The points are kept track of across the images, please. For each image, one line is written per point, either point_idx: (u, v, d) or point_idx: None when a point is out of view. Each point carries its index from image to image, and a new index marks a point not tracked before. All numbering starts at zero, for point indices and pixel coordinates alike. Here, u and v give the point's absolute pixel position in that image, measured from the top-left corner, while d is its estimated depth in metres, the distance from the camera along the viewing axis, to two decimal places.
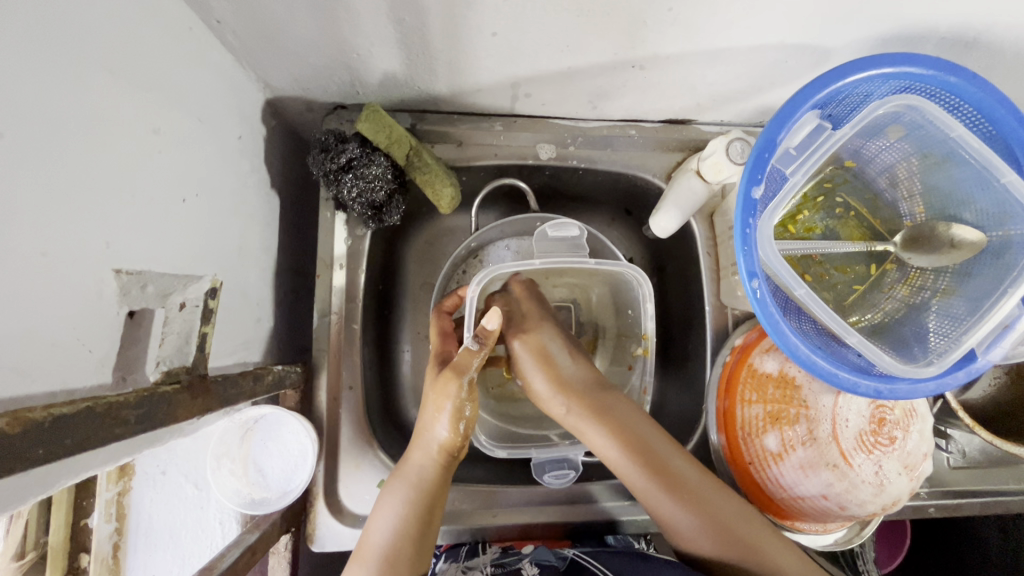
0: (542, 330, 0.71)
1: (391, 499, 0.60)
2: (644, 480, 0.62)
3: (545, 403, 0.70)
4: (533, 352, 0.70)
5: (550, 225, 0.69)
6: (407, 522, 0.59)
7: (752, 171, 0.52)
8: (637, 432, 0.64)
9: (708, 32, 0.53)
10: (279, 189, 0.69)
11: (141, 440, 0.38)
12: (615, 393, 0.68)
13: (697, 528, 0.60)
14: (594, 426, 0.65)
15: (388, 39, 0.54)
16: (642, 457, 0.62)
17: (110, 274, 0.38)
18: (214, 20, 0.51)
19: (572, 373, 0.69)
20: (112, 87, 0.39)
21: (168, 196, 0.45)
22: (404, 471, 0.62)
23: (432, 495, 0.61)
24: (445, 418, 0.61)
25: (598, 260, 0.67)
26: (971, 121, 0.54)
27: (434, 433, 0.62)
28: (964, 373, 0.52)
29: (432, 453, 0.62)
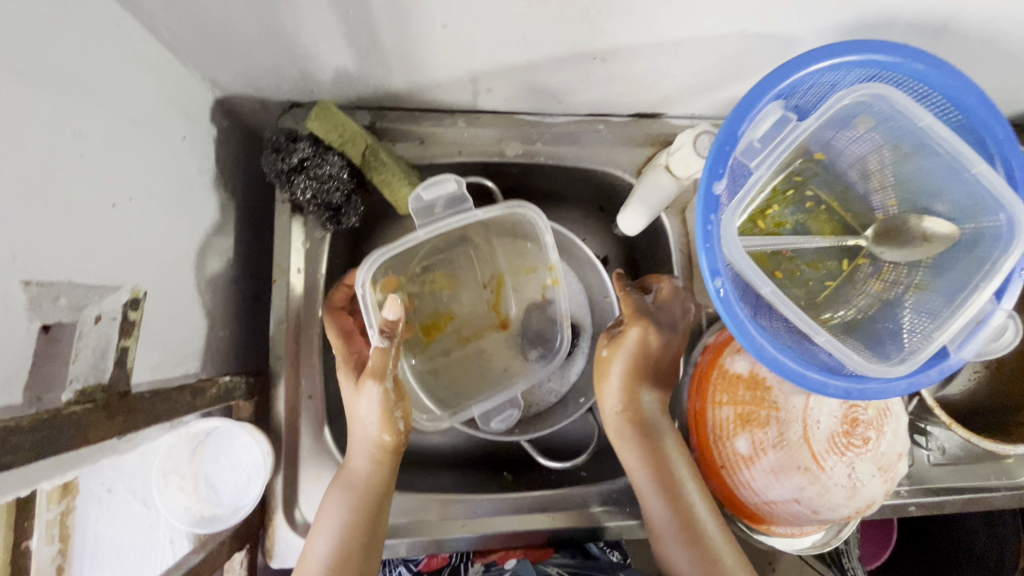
0: (664, 341, 0.64)
1: (335, 506, 0.59)
2: (661, 503, 0.61)
3: (603, 398, 0.65)
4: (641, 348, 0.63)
5: (423, 187, 0.62)
6: (353, 528, 0.57)
7: (713, 165, 0.50)
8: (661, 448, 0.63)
9: (668, 20, 0.51)
10: (233, 192, 0.66)
11: (54, 464, 0.36)
12: (666, 420, 0.65)
13: (685, 552, 0.59)
14: (629, 441, 0.63)
15: (335, 33, 0.52)
16: (660, 472, 0.62)
17: (17, 287, 0.35)
18: (146, 15, 0.48)
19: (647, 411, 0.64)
20: (21, 87, 0.36)
21: (92, 202, 0.43)
22: (345, 475, 0.61)
23: (379, 498, 0.60)
24: (377, 424, 0.59)
25: (486, 210, 0.63)
26: (941, 110, 0.52)
27: (369, 436, 0.59)
28: (937, 371, 0.51)
29: (371, 455, 0.60)
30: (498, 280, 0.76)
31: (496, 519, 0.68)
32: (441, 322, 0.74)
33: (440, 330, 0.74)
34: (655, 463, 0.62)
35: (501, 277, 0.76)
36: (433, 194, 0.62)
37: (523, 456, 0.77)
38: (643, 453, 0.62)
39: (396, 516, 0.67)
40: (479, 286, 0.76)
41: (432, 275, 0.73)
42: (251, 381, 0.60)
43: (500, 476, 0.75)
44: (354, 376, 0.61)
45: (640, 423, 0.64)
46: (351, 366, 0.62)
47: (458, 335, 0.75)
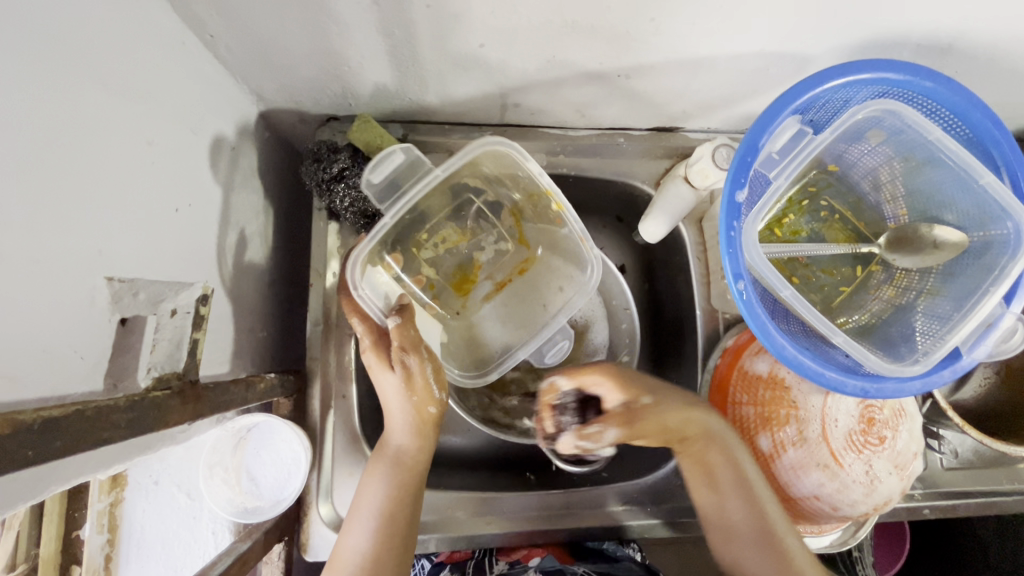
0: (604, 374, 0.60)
1: (376, 483, 0.61)
2: (738, 508, 0.56)
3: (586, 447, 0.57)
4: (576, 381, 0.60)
5: (371, 167, 0.59)
6: (394, 505, 0.59)
7: (735, 175, 0.53)
8: (668, 428, 0.57)
9: (691, 40, 0.54)
10: (273, 200, 0.70)
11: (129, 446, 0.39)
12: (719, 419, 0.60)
13: (760, 554, 0.55)
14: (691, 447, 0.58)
15: (379, 52, 0.55)
16: (733, 465, 0.57)
17: (102, 281, 0.39)
18: (207, 35, 0.52)
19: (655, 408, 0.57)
20: (108, 101, 0.40)
21: (160, 207, 0.46)
22: (387, 451, 0.62)
23: (419, 475, 0.62)
24: (416, 400, 0.61)
25: (450, 158, 0.60)
26: (949, 125, 0.56)
27: (404, 410, 0.61)
28: (950, 372, 0.53)
29: (413, 430, 0.62)
30: (513, 213, 0.71)
31: (520, 517, 0.70)
32: (470, 273, 0.73)
33: (472, 282, 0.73)
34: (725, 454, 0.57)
35: (513, 209, 0.71)
36: (383, 173, 0.60)
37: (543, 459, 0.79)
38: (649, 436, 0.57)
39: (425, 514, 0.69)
40: (496, 228, 0.72)
41: (442, 235, 0.70)
42: (291, 379, 0.63)
43: (524, 477, 0.77)
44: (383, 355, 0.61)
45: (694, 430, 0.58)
46: (379, 344, 0.61)
47: (493, 281, 0.74)
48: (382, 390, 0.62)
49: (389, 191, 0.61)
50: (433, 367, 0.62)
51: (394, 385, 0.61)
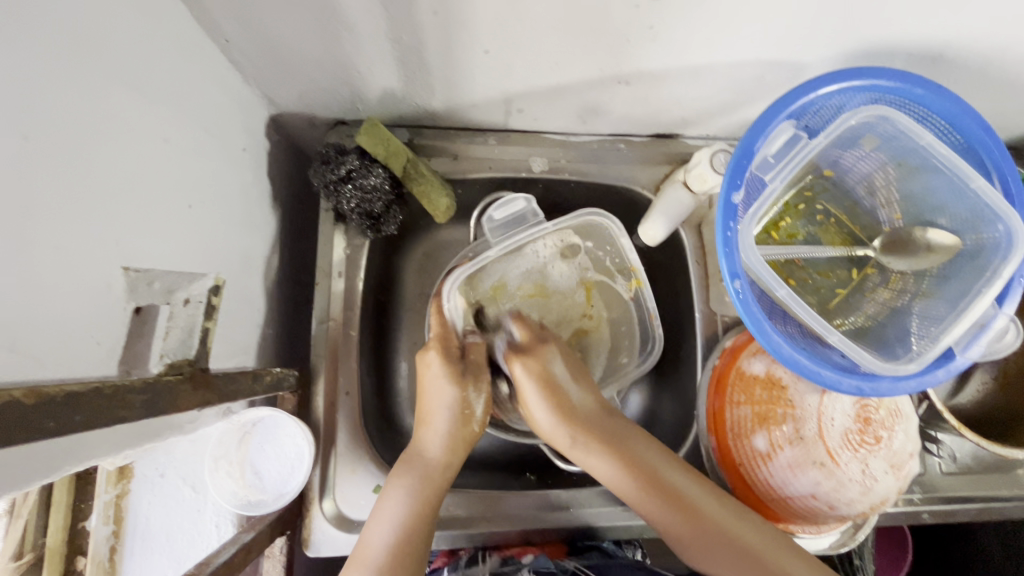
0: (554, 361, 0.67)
1: (401, 491, 0.62)
2: (638, 492, 0.61)
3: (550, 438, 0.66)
4: (535, 375, 0.65)
5: (495, 209, 0.72)
6: (415, 516, 0.61)
7: (731, 177, 0.55)
8: (636, 456, 0.62)
9: (690, 48, 0.56)
10: (281, 201, 0.71)
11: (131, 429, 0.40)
12: (619, 416, 0.65)
13: (677, 520, 0.60)
14: (595, 456, 0.63)
15: (387, 57, 0.57)
16: (633, 470, 0.61)
17: (119, 271, 0.40)
18: (223, 39, 0.54)
19: (576, 400, 0.65)
20: (129, 99, 0.42)
21: (174, 202, 0.48)
22: (416, 460, 0.64)
23: (437, 486, 0.64)
24: (468, 413, 0.66)
25: (554, 222, 0.69)
26: (941, 131, 0.57)
27: (444, 425, 0.65)
28: (944, 371, 0.54)
29: (449, 445, 0.65)
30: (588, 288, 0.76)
31: (521, 516, 0.71)
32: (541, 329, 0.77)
33: None
34: (625, 462, 0.62)
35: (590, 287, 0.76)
36: (505, 213, 0.71)
37: (543, 459, 0.80)
38: (619, 468, 0.62)
39: None
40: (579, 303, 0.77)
41: (520, 287, 0.75)
42: (296, 375, 0.64)
43: (524, 477, 0.78)
44: (445, 362, 0.66)
45: (601, 434, 0.63)
46: (445, 346, 0.67)
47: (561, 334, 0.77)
48: (434, 395, 0.66)
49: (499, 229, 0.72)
50: (485, 394, 0.67)
51: (452, 396, 0.65)
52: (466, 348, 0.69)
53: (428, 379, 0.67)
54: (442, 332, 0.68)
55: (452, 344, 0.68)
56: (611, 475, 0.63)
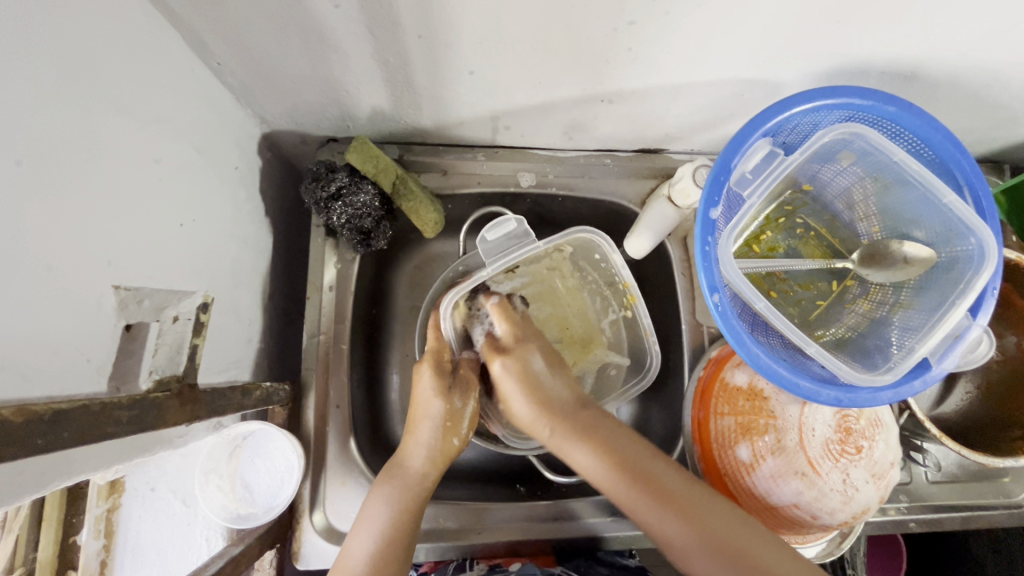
0: (530, 358, 0.67)
1: (381, 501, 0.63)
2: (633, 496, 0.60)
3: (528, 428, 0.67)
4: (519, 374, 0.65)
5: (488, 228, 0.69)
6: (396, 526, 0.61)
7: (709, 194, 0.56)
8: (619, 450, 0.62)
9: (668, 68, 0.58)
10: (273, 217, 0.73)
11: (119, 444, 0.41)
12: (594, 409, 0.66)
13: (676, 524, 0.58)
14: (575, 445, 0.63)
15: (375, 78, 0.59)
16: (627, 477, 0.61)
17: (109, 289, 0.41)
18: (214, 62, 0.55)
19: (554, 393, 0.66)
20: (120, 123, 0.43)
21: (166, 221, 0.49)
22: (398, 473, 0.65)
23: (419, 500, 0.64)
24: (451, 426, 0.66)
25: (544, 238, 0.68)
26: (914, 147, 0.59)
27: (426, 439, 0.65)
28: (920, 382, 0.55)
29: (431, 459, 0.65)
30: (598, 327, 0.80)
31: (510, 527, 0.71)
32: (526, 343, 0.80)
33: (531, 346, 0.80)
34: (620, 468, 0.61)
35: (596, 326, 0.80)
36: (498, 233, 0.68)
37: (533, 470, 0.80)
38: (599, 460, 0.62)
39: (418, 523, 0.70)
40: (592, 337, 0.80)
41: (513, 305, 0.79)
42: (287, 389, 0.65)
43: (514, 489, 0.78)
44: (437, 369, 0.66)
45: (585, 438, 0.63)
46: (438, 357, 0.67)
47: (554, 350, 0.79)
48: (421, 406, 0.66)
49: (494, 249, 0.69)
50: (473, 408, 0.68)
51: (438, 408, 0.65)
52: (457, 366, 0.70)
53: (415, 391, 0.67)
54: (436, 346, 0.68)
55: (444, 360, 0.68)
56: (595, 471, 0.62)
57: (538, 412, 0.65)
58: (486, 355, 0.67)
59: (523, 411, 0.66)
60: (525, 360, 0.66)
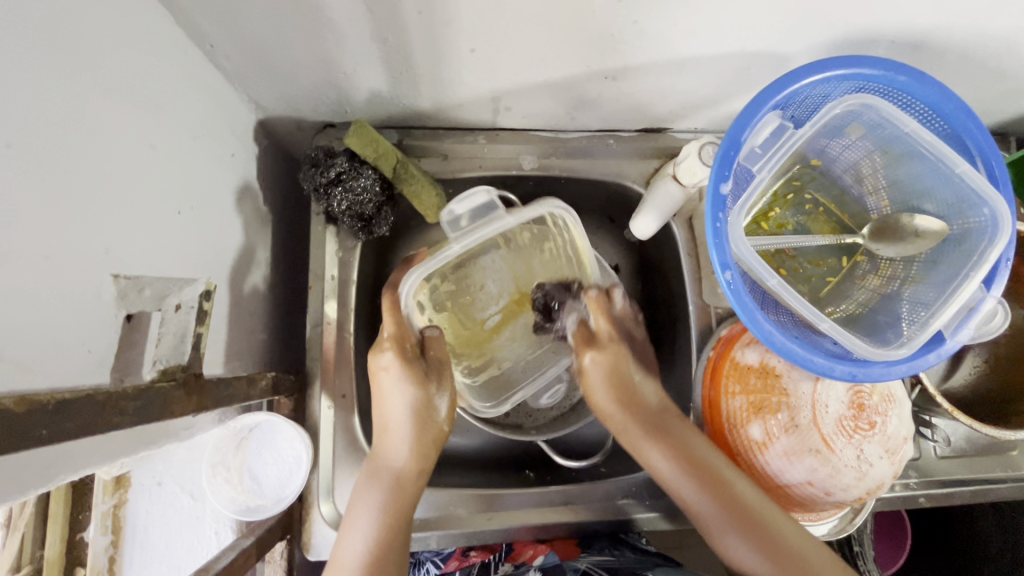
0: (623, 355, 0.68)
1: (366, 509, 0.62)
2: (704, 500, 0.61)
3: (606, 419, 0.69)
4: (608, 365, 0.67)
5: (456, 201, 0.66)
6: (385, 533, 0.61)
7: (719, 169, 0.55)
8: (698, 454, 0.63)
9: (674, 42, 0.56)
10: (272, 206, 0.71)
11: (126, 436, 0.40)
12: (674, 413, 0.67)
13: (736, 534, 0.59)
14: (652, 443, 0.65)
15: (373, 58, 0.57)
16: (702, 484, 0.61)
17: (109, 278, 0.40)
18: (207, 44, 0.53)
19: (644, 392, 0.68)
20: (114, 107, 0.42)
21: (163, 209, 0.48)
22: (383, 474, 0.64)
23: (403, 503, 0.63)
24: (424, 414, 0.65)
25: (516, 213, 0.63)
26: (925, 117, 0.58)
27: (403, 432, 0.64)
28: (934, 355, 0.54)
29: (415, 451, 0.65)
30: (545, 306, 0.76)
31: (520, 513, 0.71)
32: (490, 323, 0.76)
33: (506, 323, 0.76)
34: (688, 470, 0.62)
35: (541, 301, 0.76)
36: (465, 207, 0.65)
37: (541, 455, 0.80)
38: (682, 468, 0.62)
39: (428, 511, 0.70)
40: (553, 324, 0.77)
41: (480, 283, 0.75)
42: (292, 379, 0.64)
43: (523, 474, 0.78)
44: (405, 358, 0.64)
45: (662, 434, 0.65)
46: (400, 340, 0.65)
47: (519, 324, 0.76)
48: (391, 399, 0.64)
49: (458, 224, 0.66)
50: (448, 393, 0.68)
51: (408, 397, 0.64)
52: (425, 343, 0.68)
53: (383, 381, 0.65)
54: (397, 331, 0.65)
55: (407, 344, 0.65)
56: (667, 468, 0.63)
57: (622, 403, 0.67)
58: (576, 347, 0.69)
59: (604, 402, 0.68)
60: (618, 353, 0.68)
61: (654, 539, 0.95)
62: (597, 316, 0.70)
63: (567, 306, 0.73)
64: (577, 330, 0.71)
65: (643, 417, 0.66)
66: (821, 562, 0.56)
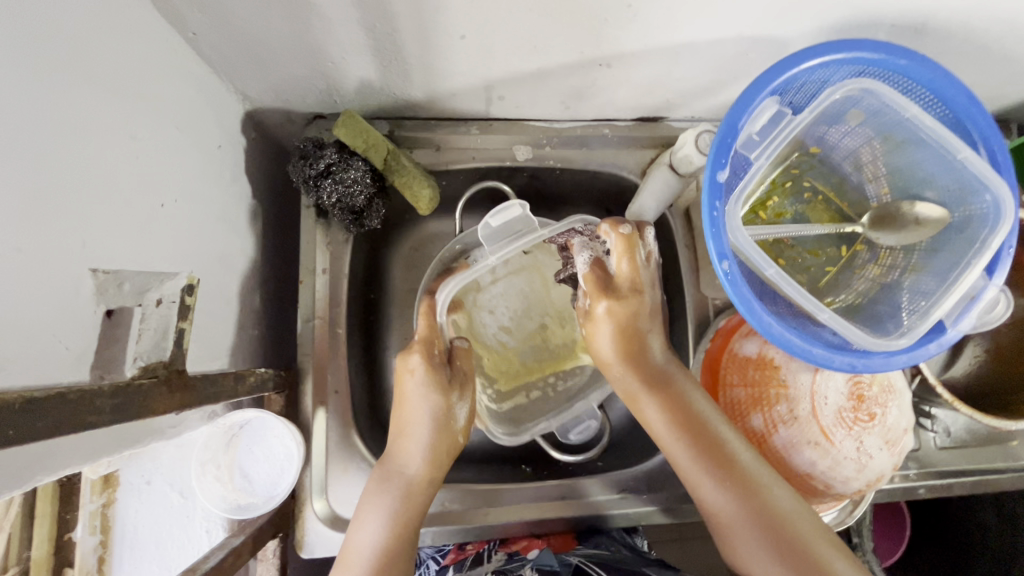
0: (639, 306, 0.61)
1: (376, 516, 0.60)
2: (693, 457, 0.58)
3: (606, 369, 0.65)
4: (617, 317, 0.61)
5: (491, 214, 0.65)
6: (394, 539, 0.58)
7: (716, 157, 0.54)
8: (697, 413, 0.60)
9: (670, 27, 0.55)
10: (261, 199, 0.70)
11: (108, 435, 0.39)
12: (679, 369, 0.63)
13: (720, 491, 0.56)
14: (648, 397, 0.61)
15: (362, 46, 0.56)
16: (694, 441, 0.58)
17: (86, 273, 0.39)
18: (190, 32, 0.52)
19: (650, 349, 0.63)
20: (91, 97, 0.40)
21: (145, 202, 0.46)
22: (394, 480, 0.62)
23: (416, 511, 0.61)
24: (448, 425, 0.64)
25: (554, 228, 0.62)
26: (926, 102, 0.56)
27: (422, 443, 0.62)
28: (936, 345, 0.53)
29: (430, 462, 0.62)
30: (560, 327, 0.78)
31: (516, 508, 0.70)
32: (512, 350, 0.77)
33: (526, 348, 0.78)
34: (683, 427, 0.59)
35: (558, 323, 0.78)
36: (499, 221, 0.64)
37: (538, 450, 0.79)
38: (676, 425, 0.60)
39: None
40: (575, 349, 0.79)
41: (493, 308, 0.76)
42: (283, 376, 0.63)
43: (520, 469, 0.77)
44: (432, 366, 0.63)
45: (661, 390, 0.61)
46: (428, 346, 0.64)
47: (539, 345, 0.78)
48: (415, 404, 0.63)
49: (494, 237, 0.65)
50: (469, 404, 0.66)
51: (432, 407, 0.62)
52: (450, 352, 0.67)
53: (408, 385, 0.63)
54: (428, 335, 0.65)
55: (435, 350, 0.65)
56: (661, 426, 0.60)
57: (625, 359, 0.62)
58: (590, 294, 0.61)
59: (608, 353, 0.63)
60: (631, 304, 0.61)
61: (652, 532, 0.95)
62: (620, 259, 0.61)
63: (575, 243, 0.65)
64: (590, 272, 0.62)
65: (644, 373, 0.62)
66: (806, 529, 0.54)
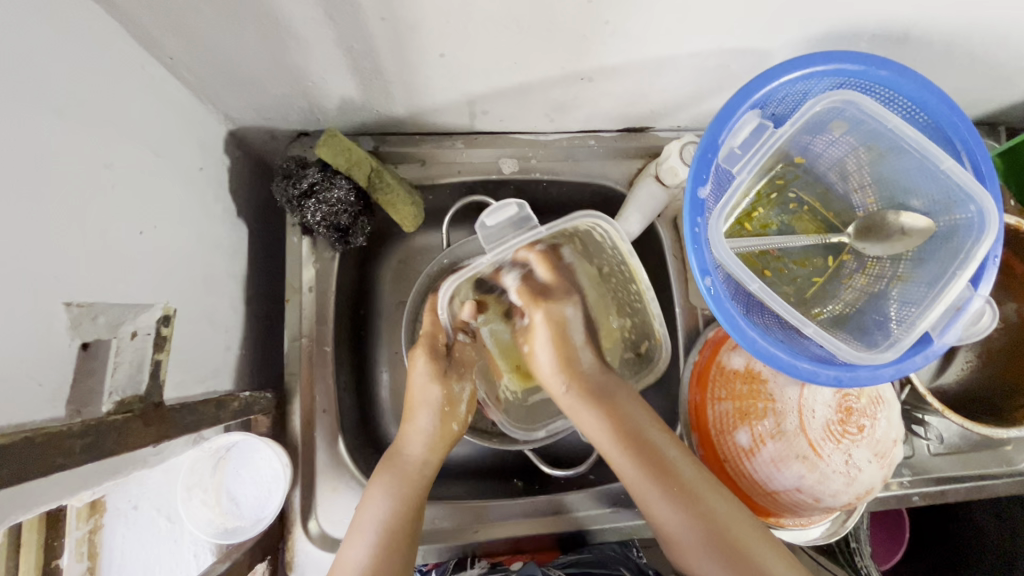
0: (570, 317, 0.69)
1: (379, 500, 0.61)
2: (637, 470, 0.59)
3: (546, 380, 0.68)
4: (552, 326, 0.68)
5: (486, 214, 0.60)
6: (396, 519, 0.60)
7: (696, 172, 0.54)
8: (637, 429, 0.62)
9: (650, 41, 0.55)
10: (247, 218, 0.70)
11: (85, 470, 0.39)
12: (620, 382, 0.66)
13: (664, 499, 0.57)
14: (588, 409, 0.64)
15: (340, 65, 0.55)
16: (635, 453, 0.60)
17: (60, 307, 0.39)
18: (167, 57, 0.52)
19: (588, 365, 0.67)
20: (64, 129, 0.40)
21: (122, 231, 0.46)
22: (394, 467, 0.64)
23: (420, 494, 0.63)
24: (447, 411, 0.66)
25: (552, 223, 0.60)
26: (908, 112, 0.56)
27: (425, 427, 0.65)
28: (922, 357, 0.53)
29: (429, 444, 0.65)
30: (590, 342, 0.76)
31: (506, 524, 0.70)
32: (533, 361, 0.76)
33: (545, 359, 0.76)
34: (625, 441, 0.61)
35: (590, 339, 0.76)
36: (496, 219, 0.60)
37: (530, 464, 0.79)
38: (612, 431, 0.62)
39: None
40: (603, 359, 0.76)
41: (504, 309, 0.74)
42: (269, 396, 0.63)
43: (512, 483, 0.77)
44: (432, 355, 0.67)
45: (600, 400, 0.64)
46: (429, 342, 0.67)
47: None
48: (419, 394, 0.66)
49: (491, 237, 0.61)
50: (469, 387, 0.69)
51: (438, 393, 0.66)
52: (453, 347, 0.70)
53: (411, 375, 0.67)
54: (430, 330, 0.68)
55: (439, 342, 0.68)
56: (602, 436, 0.63)
57: (563, 369, 0.67)
58: (528, 302, 0.69)
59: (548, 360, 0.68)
60: (564, 313, 0.69)
61: None
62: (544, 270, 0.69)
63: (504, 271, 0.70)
64: (523, 285, 0.70)
65: (582, 385, 0.66)
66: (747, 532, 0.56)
